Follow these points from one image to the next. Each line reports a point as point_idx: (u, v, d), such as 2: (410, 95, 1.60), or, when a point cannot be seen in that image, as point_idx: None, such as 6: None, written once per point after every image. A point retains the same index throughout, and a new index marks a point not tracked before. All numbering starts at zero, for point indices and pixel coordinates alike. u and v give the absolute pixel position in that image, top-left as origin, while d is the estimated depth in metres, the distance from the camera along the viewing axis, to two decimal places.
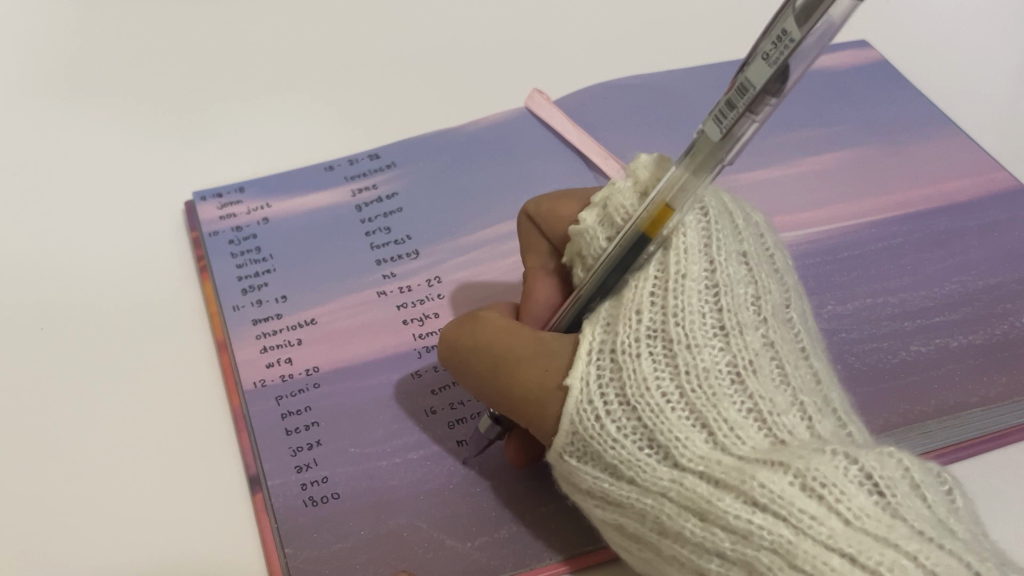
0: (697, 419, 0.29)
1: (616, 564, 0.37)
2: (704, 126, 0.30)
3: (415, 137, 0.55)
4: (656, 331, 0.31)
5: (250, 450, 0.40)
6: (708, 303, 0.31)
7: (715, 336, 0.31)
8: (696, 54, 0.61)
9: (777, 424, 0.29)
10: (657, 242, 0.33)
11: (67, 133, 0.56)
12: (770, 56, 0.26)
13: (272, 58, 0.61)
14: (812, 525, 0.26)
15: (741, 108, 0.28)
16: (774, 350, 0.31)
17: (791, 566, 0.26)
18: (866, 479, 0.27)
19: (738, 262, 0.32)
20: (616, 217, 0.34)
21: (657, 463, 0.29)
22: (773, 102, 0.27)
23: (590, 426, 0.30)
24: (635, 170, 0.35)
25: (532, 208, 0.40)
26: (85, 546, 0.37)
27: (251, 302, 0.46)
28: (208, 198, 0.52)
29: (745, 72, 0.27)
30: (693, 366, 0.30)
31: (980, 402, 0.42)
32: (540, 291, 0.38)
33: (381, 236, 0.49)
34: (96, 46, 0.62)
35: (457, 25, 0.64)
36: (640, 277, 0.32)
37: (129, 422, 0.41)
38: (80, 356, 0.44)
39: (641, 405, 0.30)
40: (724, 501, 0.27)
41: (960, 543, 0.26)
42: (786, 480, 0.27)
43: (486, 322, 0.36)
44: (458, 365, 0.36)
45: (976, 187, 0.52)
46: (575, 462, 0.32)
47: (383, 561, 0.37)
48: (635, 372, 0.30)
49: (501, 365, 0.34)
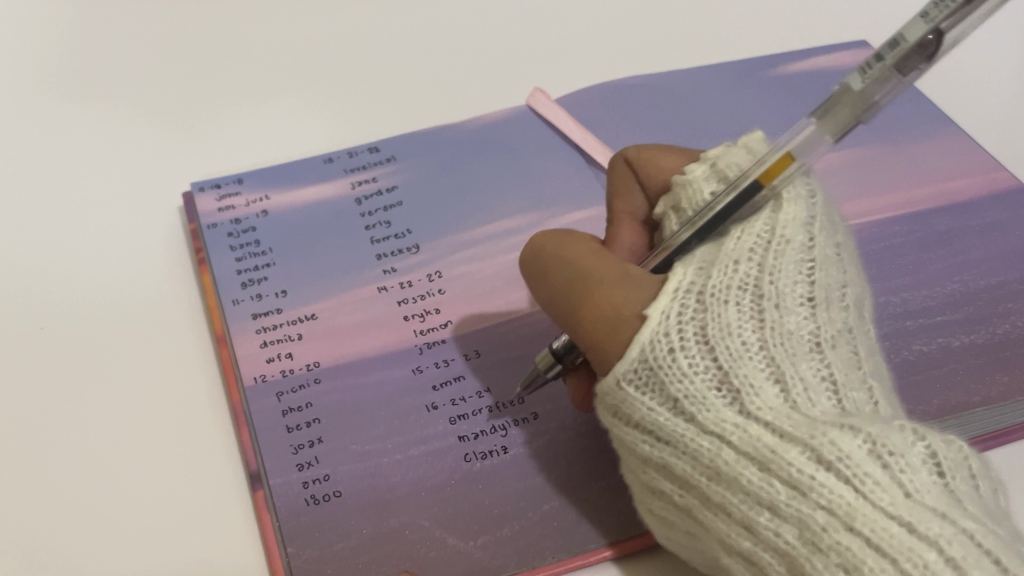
0: (774, 373, 0.30)
1: (617, 564, 0.37)
2: (846, 78, 0.34)
3: (415, 131, 0.55)
4: (748, 284, 0.32)
5: (250, 446, 0.39)
6: (799, 270, 0.33)
7: (803, 305, 0.32)
8: (697, 52, 0.61)
9: (848, 397, 0.31)
10: (766, 195, 0.35)
11: (63, 129, 0.54)
12: (929, 15, 0.32)
13: (271, 54, 0.60)
14: (874, 490, 0.27)
15: (890, 60, 0.33)
16: (850, 335, 0.33)
17: (849, 529, 0.27)
18: (930, 459, 0.28)
19: (829, 248, 0.34)
20: (725, 173, 0.37)
21: (723, 407, 0.30)
22: (923, 63, 0.33)
23: (662, 355, 0.31)
24: (749, 143, 0.39)
25: (631, 154, 0.42)
26: (79, 546, 0.37)
27: (251, 295, 0.45)
28: (206, 189, 0.50)
29: (903, 29, 0.33)
30: (778, 324, 0.32)
31: (981, 401, 0.42)
32: (625, 234, 0.41)
33: (381, 230, 0.48)
34: (92, 38, 0.60)
35: (457, 21, 0.63)
36: (745, 229, 0.34)
37: (125, 418, 0.41)
38: (75, 352, 0.43)
39: (721, 347, 0.31)
40: (790, 453, 0.28)
41: (1009, 535, 0.27)
42: (856, 443, 0.28)
43: (575, 239, 0.37)
44: (538, 274, 0.37)
45: (975, 187, 0.52)
46: (632, 391, 0.32)
47: (385, 561, 0.36)
48: (721, 316, 0.31)
49: (581, 284, 0.35)
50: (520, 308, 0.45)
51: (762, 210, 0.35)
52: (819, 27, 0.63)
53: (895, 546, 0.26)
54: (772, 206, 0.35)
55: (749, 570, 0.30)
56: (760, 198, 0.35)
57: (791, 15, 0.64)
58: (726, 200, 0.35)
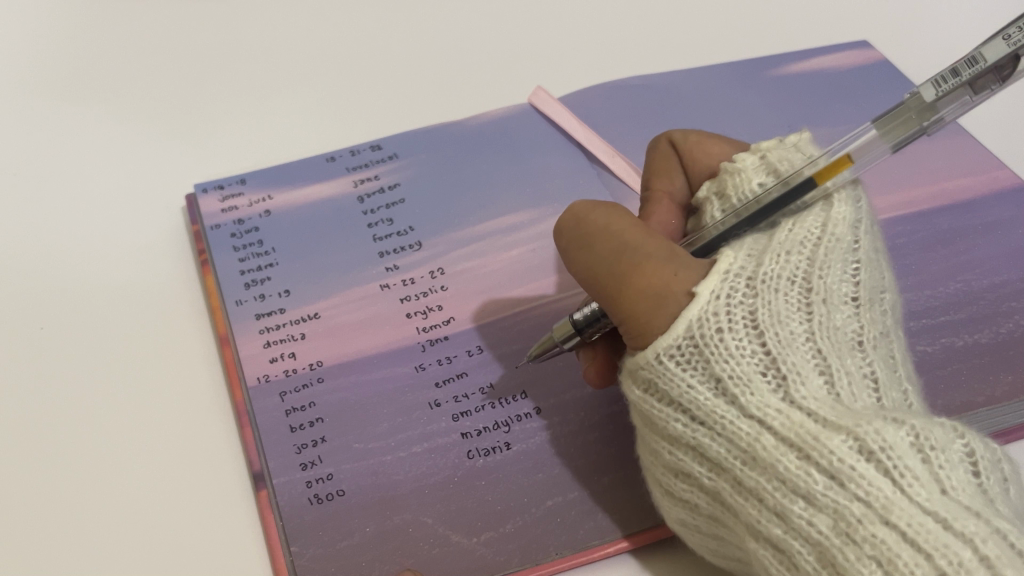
0: (819, 365, 0.31)
1: (621, 561, 0.38)
2: (919, 88, 0.36)
3: (416, 130, 0.55)
4: (798, 277, 0.33)
5: (254, 446, 0.39)
6: (844, 269, 0.34)
7: (848, 304, 0.34)
8: (698, 53, 0.61)
9: (887, 395, 0.31)
10: (817, 195, 0.36)
11: (61, 132, 0.54)
12: (1011, 38, 0.33)
13: (270, 56, 0.60)
14: (913, 485, 0.27)
15: (968, 77, 0.35)
16: (887, 339, 0.34)
17: (885, 522, 0.27)
18: (968, 458, 0.29)
19: (871, 250, 0.36)
20: (775, 166, 0.38)
21: (768, 392, 0.30)
22: (995, 86, 0.35)
23: (710, 335, 0.31)
24: (799, 142, 0.40)
25: (679, 137, 0.43)
26: (84, 546, 0.37)
27: (253, 296, 0.45)
28: (208, 189, 0.50)
29: (982, 47, 0.34)
30: (825, 320, 0.32)
31: (985, 401, 0.42)
32: (662, 213, 0.41)
33: (383, 228, 0.48)
34: (90, 41, 0.60)
35: (456, 21, 0.63)
36: (796, 222, 0.35)
37: (129, 419, 0.41)
38: (79, 353, 0.43)
39: (770, 333, 0.31)
40: (833, 441, 0.28)
41: None
42: (901, 436, 0.28)
43: (619, 211, 0.36)
44: (579, 243, 0.36)
45: (978, 186, 0.52)
46: (672, 366, 0.32)
47: (389, 559, 0.36)
48: (772, 303, 0.32)
49: (628, 255, 0.34)
50: (523, 305, 0.45)
51: (812, 207, 0.36)
52: (820, 27, 0.63)
53: (931, 542, 0.26)
54: (822, 204, 0.36)
55: (775, 558, 0.30)
56: (810, 196, 0.36)
57: (792, 16, 0.64)
58: (775, 195, 0.37)
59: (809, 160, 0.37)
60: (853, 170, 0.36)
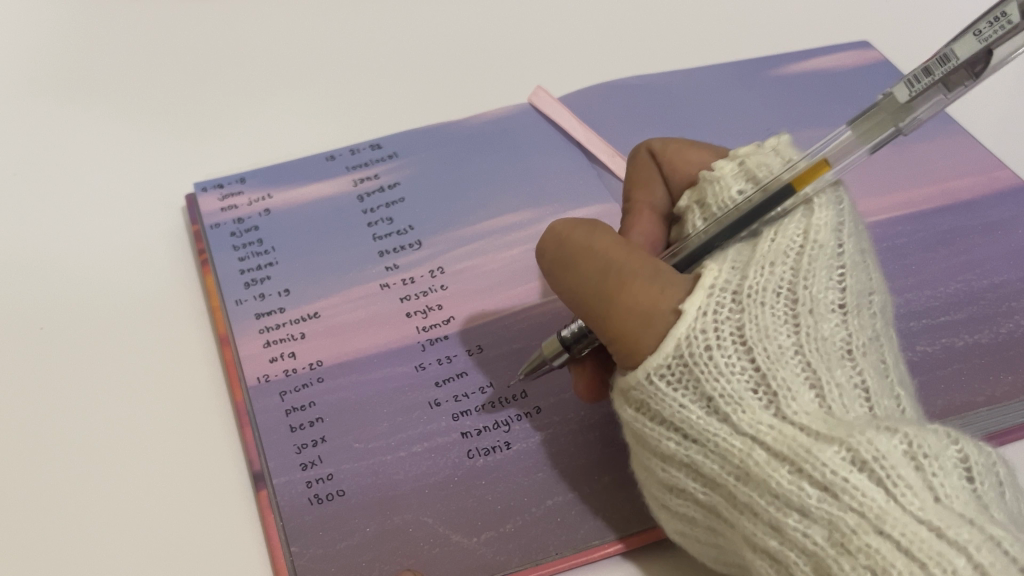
0: (809, 378, 0.31)
1: (621, 561, 0.37)
2: (893, 88, 0.35)
3: (416, 129, 0.55)
4: (784, 289, 0.33)
5: (254, 447, 0.39)
6: (831, 277, 0.34)
7: (837, 312, 0.34)
8: (698, 53, 0.61)
9: (880, 404, 0.31)
10: (798, 200, 0.36)
11: (63, 132, 0.54)
12: (982, 34, 0.33)
13: (272, 57, 0.60)
14: (906, 494, 0.27)
15: (940, 75, 0.34)
16: (878, 344, 0.34)
17: (879, 532, 0.27)
18: (961, 463, 0.29)
19: (859, 255, 0.36)
20: (754, 172, 0.38)
21: (759, 408, 0.30)
22: (970, 82, 0.34)
23: (699, 354, 0.31)
24: (778, 145, 0.40)
25: (658, 146, 0.43)
26: (83, 546, 0.37)
27: (253, 295, 0.45)
28: (208, 189, 0.50)
29: (953, 44, 0.33)
30: (813, 330, 0.32)
31: (986, 401, 0.42)
32: (645, 224, 0.41)
33: (383, 227, 0.48)
34: (91, 41, 0.60)
35: (458, 22, 0.63)
36: (779, 230, 0.35)
37: (130, 418, 0.41)
38: (79, 352, 0.43)
39: (758, 348, 0.31)
40: (825, 453, 0.28)
41: None
42: (893, 445, 0.28)
43: (603, 231, 0.36)
44: (567, 263, 0.35)
45: (977, 185, 0.52)
46: (663, 386, 0.32)
47: (389, 559, 0.36)
48: (759, 318, 0.32)
49: (615, 275, 0.34)
50: (522, 305, 0.45)
51: (794, 212, 0.36)
52: (820, 28, 0.63)
53: (926, 551, 0.26)
54: (805, 209, 0.36)
55: (773, 568, 0.30)
56: (793, 203, 0.36)
57: (792, 16, 0.64)
58: (755, 202, 0.36)
59: (787, 165, 0.37)
60: (832, 173, 0.36)
